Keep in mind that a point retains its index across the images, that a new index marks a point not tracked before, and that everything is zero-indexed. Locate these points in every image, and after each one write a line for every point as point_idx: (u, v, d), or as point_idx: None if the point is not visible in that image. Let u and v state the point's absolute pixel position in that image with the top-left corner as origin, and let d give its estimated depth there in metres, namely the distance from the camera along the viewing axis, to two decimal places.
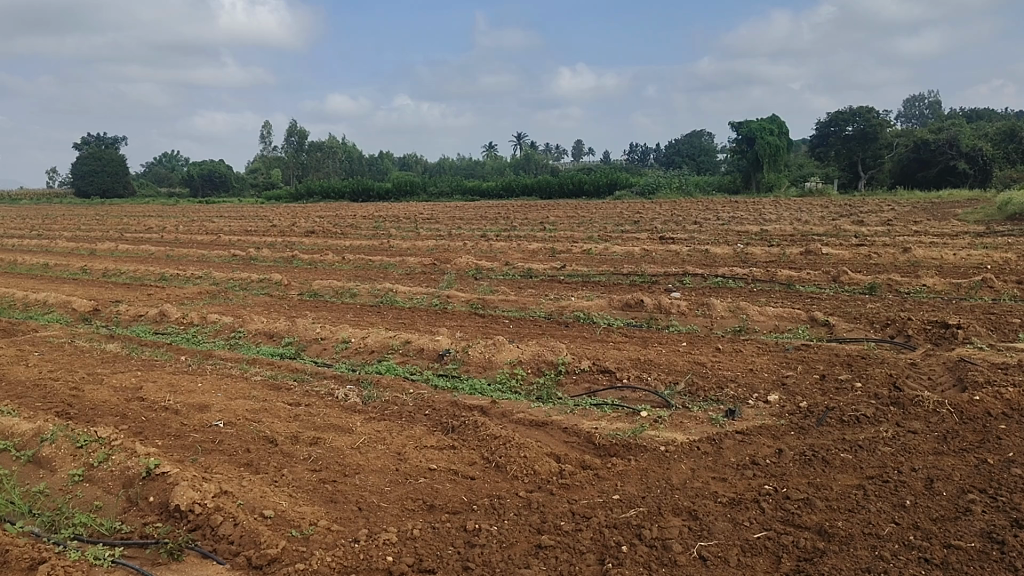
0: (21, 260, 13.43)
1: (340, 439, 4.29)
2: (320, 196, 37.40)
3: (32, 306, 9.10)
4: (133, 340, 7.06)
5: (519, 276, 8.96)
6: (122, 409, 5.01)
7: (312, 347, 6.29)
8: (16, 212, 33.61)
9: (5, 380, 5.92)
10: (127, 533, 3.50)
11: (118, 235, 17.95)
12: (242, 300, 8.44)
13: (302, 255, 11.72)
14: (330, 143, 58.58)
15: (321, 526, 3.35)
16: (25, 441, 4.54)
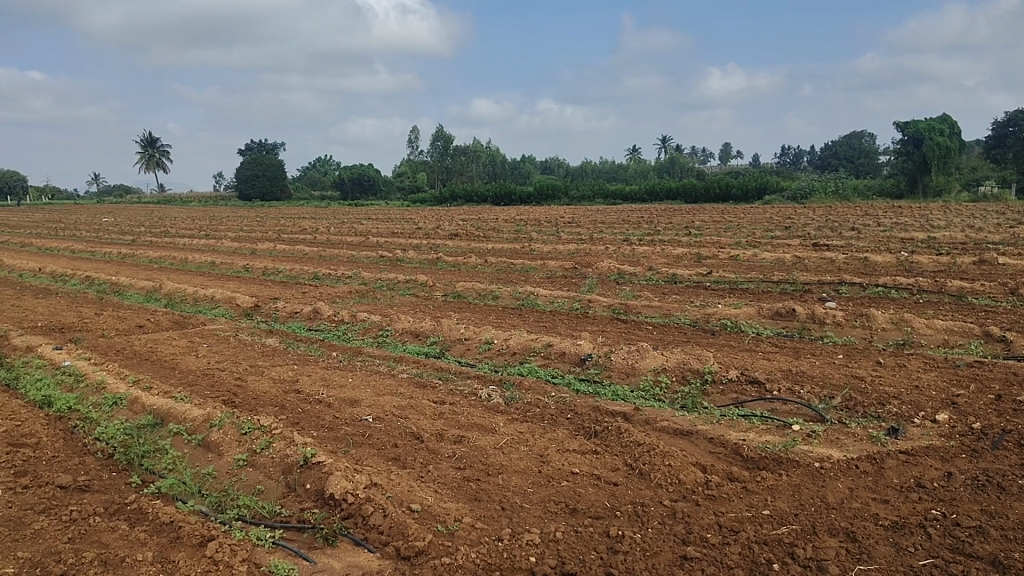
0: (192, 258, 14.52)
1: (485, 439, 4.38)
2: (464, 199, 38.27)
3: (201, 300, 9.82)
4: (289, 335, 7.50)
5: (662, 282, 8.85)
6: (280, 400, 5.33)
7: (457, 347, 6.45)
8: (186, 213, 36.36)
9: (177, 369, 6.44)
10: (286, 516, 3.71)
11: (276, 236, 19.04)
12: (390, 300, 8.77)
13: (447, 257, 12.07)
14: (474, 147, 59.94)
15: (466, 523, 3.43)
16: (196, 426, 4.93)
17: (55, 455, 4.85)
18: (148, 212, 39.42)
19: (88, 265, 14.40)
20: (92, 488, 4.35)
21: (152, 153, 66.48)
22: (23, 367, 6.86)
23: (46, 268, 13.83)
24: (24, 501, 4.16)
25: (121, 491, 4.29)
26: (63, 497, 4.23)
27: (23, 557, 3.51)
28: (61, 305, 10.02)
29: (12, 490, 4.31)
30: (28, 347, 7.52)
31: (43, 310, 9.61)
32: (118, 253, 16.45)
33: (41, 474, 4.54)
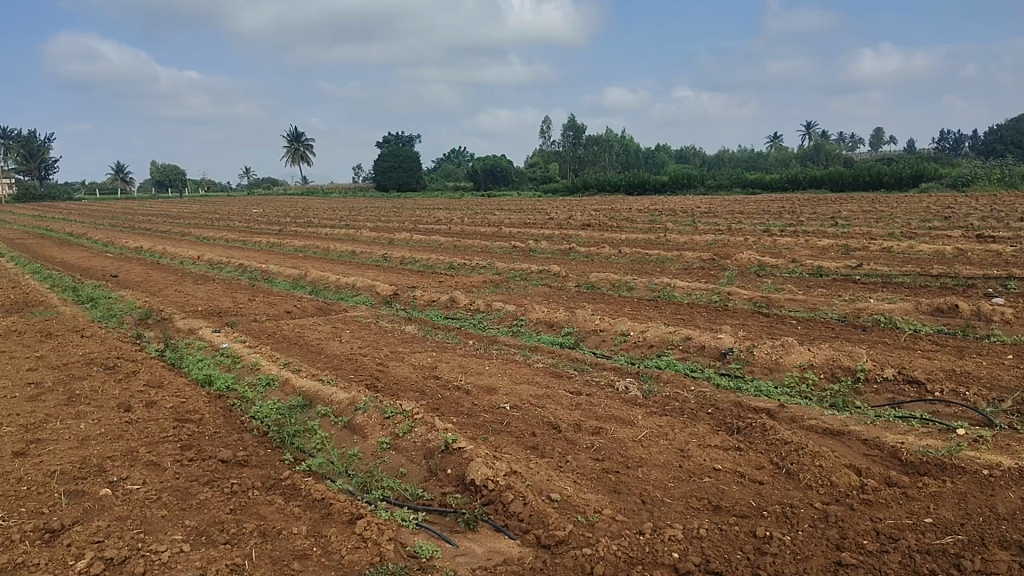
0: (334, 247, 15.18)
1: (623, 431, 4.37)
2: (596, 189, 38.08)
3: (344, 288, 10.26)
4: (427, 323, 7.73)
5: (807, 275, 8.50)
6: (420, 386, 5.50)
7: (592, 338, 6.45)
8: (329, 204, 38.00)
9: (323, 354, 6.76)
10: (429, 499, 3.84)
11: (412, 226, 19.60)
12: (524, 290, 8.87)
13: (580, 248, 12.06)
14: (606, 135, 59.46)
15: (606, 515, 3.43)
16: (342, 408, 5.18)
17: (215, 431, 5.22)
18: (293, 203, 41.45)
19: (240, 254, 15.33)
20: (249, 463, 4.65)
21: (297, 147, 69.87)
22: (186, 348, 7.40)
23: (203, 256, 14.82)
24: (189, 473, 4.50)
25: (275, 467, 4.56)
26: (223, 470, 4.55)
27: (191, 525, 3.81)
28: (217, 290, 10.73)
29: (179, 462, 4.68)
30: (190, 329, 8.11)
31: (202, 295, 10.32)
32: (267, 242, 17.41)
33: (204, 448, 4.89)
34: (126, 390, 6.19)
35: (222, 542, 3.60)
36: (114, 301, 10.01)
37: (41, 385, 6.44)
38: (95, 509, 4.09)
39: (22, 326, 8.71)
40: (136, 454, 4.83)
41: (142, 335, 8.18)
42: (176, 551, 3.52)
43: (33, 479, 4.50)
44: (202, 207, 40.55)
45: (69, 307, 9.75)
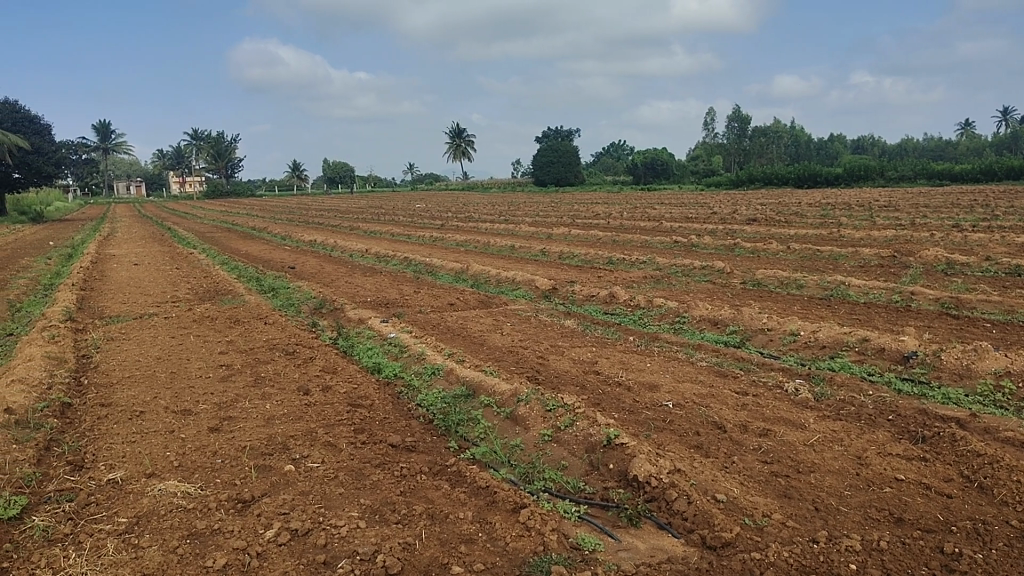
0: (495, 241, 15.52)
1: (793, 434, 4.21)
2: (762, 182, 36.76)
3: (504, 282, 10.47)
4: (586, 318, 7.76)
5: (1003, 275, 7.81)
6: (581, 380, 5.54)
7: (759, 337, 6.25)
8: (489, 199, 38.84)
9: (485, 345, 6.94)
10: (591, 493, 3.88)
11: (571, 221, 19.69)
12: (686, 286, 8.72)
13: (745, 243, 11.70)
14: (775, 127, 57.20)
15: (776, 519, 3.33)
16: (505, 399, 5.31)
17: (386, 416, 5.49)
18: (455, 199, 42.72)
19: (406, 248, 16.00)
20: (417, 448, 4.86)
21: (459, 143, 71.99)
22: (357, 337, 7.82)
23: (372, 249, 15.60)
24: (363, 455, 4.77)
25: (442, 453, 4.75)
26: (393, 453, 4.79)
27: (365, 504, 4.04)
28: (385, 282, 11.26)
29: (354, 444, 4.96)
30: (360, 318, 8.57)
31: (371, 287, 10.86)
32: (431, 237, 18.03)
33: (375, 432, 5.16)
34: (305, 375, 6.63)
35: (395, 522, 3.80)
36: (293, 291, 10.73)
37: (230, 367, 7.03)
38: (280, 483, 4.42)
39: (214, 313, 9.51)
40: (315, 435, 5.17)
41: (318, 324, 8.72)
42: (353, 527, 3.75)
43: (226, 453, 4.92)
44: (370, 203, 42.66)
45: (253, 296, 10.54)
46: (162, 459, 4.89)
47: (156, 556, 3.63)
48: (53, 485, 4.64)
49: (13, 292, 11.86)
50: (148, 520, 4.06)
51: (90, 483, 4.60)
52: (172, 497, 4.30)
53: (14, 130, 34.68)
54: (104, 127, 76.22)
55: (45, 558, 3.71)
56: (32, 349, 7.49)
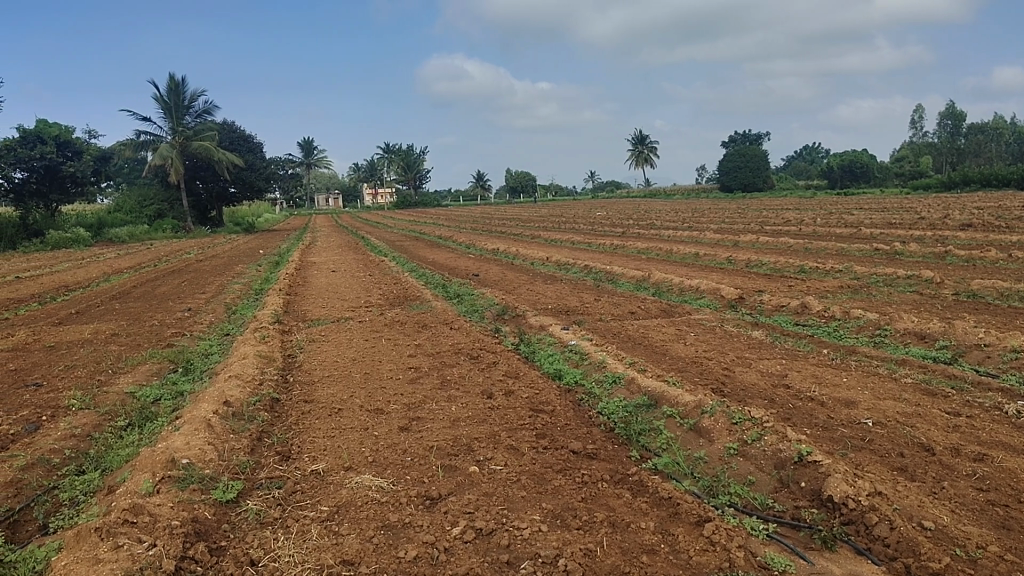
0: (677, 249, 15.29)
1: (1014, 461, 3.83)
2: (978, 184, 33.74)
3: (687, 290, 10.29)
4: (776, 329, 7.45)
5: None
6: (770, 394, 5.33)
7: (973, 354, 5.73)
8: (674, 206, 38.32)
9: (667, 355, 6.83)
10: (780, 511, 3.73)
11: (760, 228, 18.98)
12: (888, 297, 8.15)
13: (958, 251, 10.77)
14: (993, 125, 52.36)
15: (992, 552, 3.05)
16: (688, 411, 5.20)
17: (567, 422, 5.54)
18: (638, 206, 42.51)
19: (586, 255, 16.09)
20: (598, 455, 4.87)
21: (642, 150, 71.72)
22: (538, 344, 7.95)
23: (553, 257, 15.82)
24: (544, 459, 4.84)
25: (623, 462, 4.73)
26: (575, 460, 4.82)
27: (547, 508, 4.10)
28: (566, 290, 11.38)
29: (536, 448, 5.05)
30: (542, 325, 8.71)
31: (552, 294, 11.01)
32: (612, 245, 18.04)
33: (557, 438, 5.22)
34: (488, 379, 6.83)
35: (576, 527, 3.83)
36: (476, 298, 11.08)
37: (419, 369, 7.36)
38: (466, 483, 4.57)
39: (403, 318, 10.01)
40: (499, 438, 5.31)
41: (500, 330, 8.96)
42: (535, 530, 3.82)
43: (415, 451, 5.16)
44: (553, 211, 43.40)
45: (440, 302, 10.99)
46: (358, 454, 5.22)
47: (354, 544, 3.88)
48: (264, 473, 5.08)
49: (230, 296, 13.09)
50: (346, 510, 4.34)
51: (295, 473, 4.98)
52: (368, 490, 4.57)
53: (233, 148, 38.31)
54: (307, 144, 82.54)
55: (258, 540, 4.07)
56: (246, 348, 8.24)
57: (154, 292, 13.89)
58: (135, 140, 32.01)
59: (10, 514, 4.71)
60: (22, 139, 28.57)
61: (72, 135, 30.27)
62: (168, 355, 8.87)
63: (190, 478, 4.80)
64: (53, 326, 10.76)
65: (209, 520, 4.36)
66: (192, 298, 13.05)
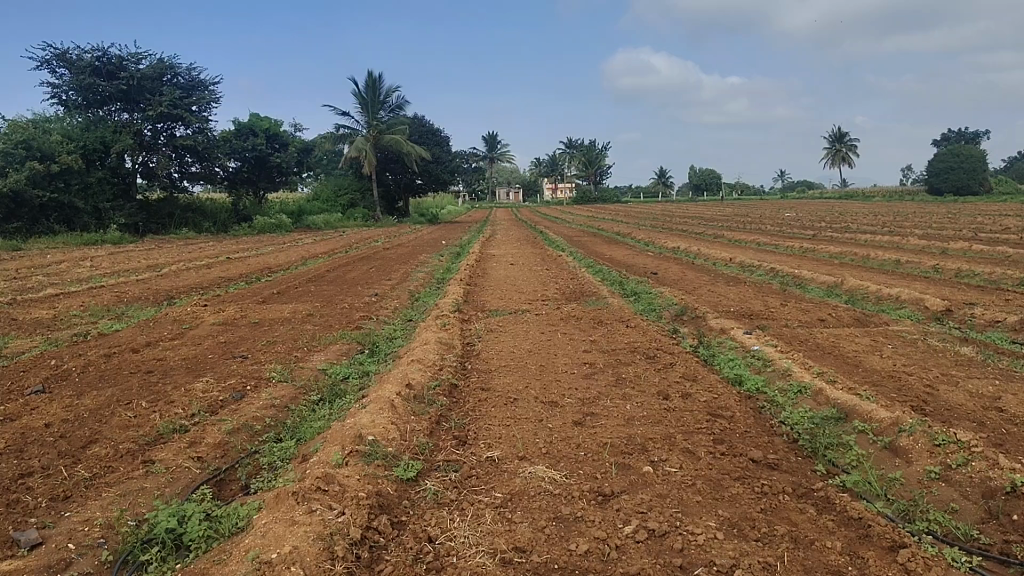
0: (876, 255, 14.37)
1: None
2: None
3: (885, 299, 9.65)
4: (987, 346, 6.84)
5: None
6: (979, 417, 4.90)
7: None
8: (875, 208, 36.03)
9: (861, 368, 6.44)
10: (985, 544, 3.46)
11: (972, 235, 17.44)
12: None
13: None
14: None
15: None
16: (883, 428, 4.89)
17: (747, 429, 5.36)
18: (832, 207, 40.31)
19: (772, 257, 15.49)
20: (780, 467, 4.67)
21: (839, 148, 68.02)
22: (718, 347, 7.75)
23: (737, 258, 15.33)
24: (721, 466, 4.72)
25: (807, 475, 4.52)
26: (754, 469, 4.66)
27: (724, 515, 3.99)
28: (751, 293, 11.00)
29: (713, 454, 4.92)
30: (723, 328, 8.47)
31: (735, 297, 10.68)
32: (802, 247, 17.23)
33: (735, 445, 5.06)
34: (665, 379, 6.73)
35: (754, 539, 3.70)
36: (655, 297, 10.95)
37: (594, 366, 7.38)
38: (639, 483, 4.54)
39: (579, 313, 10.07)
40: (674, 440, 5.22)
41: (679, 330, 8.81)
42: (710, 537, 3.73)
43: (589, 447, 5.18)
44: (739, 210, 42.13)
45: (617, 299, 10.97)
46: (532, 445, 5.30)
47: (527, 532, 3.95)
48: (442, 455, 5.28)
49: (414, 284, 13.71)
50: (519, 498, 4.43)
51: (471, 458, 5.14)
52: (541, 480, 4.64)
53: (421, 142, 40.04)
54: (491, 138, 84.87)
55: (437, 518, 4.25)
56: (429, 335, 8.60)
57: (345, 277, 14.80)
58: (334, 133, 34.23)
59: (217, 473, 5.19)
60: (238, 131, 31.34)
61: (280, 128, 32.81)
62: (357, 337, 9.43)
63: (375, 454, 5.08)
64: (258, 304, 11.73)
65: (391, 494, 4.60)
66: (380, 284, 13.79)
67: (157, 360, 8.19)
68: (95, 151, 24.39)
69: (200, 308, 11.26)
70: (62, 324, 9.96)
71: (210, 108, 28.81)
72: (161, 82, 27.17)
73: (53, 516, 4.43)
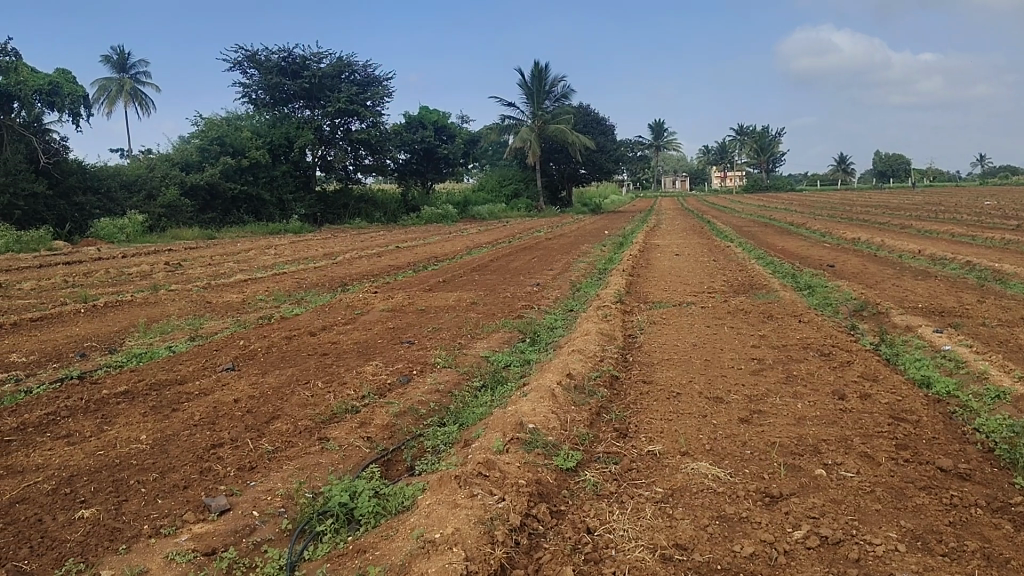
0: None
1: None
2: None
3: None
4: None
5: None
6: None
7: None
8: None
9: None
10: None
11: None
12: None
13: None
14: None
15: None
16: None
17: (935, 436, 4.93)
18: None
19: (968, 250, 14.21)
20: (973, 478, 4.26)
21: None
22: (902, 346, 7.20)
23: (926, 251, 14.19)
24: (905, 473, 4.36)
25: (1005, 489, 4.09)
26: (943, 479, 4.27)
27: (906, 526, 3.68)
28: (942, 288, 10.14)
29: (895, 460, 4.56)
30: (908, 326, 7.86)
31: (923, 292, 9.89)
32: (1002, 239, 15.70)
33: (921, 452, 4.67)
34: (841, 379, 6.33)
35: (942, 554, 3.39)
36: (831, 291, 10.34)
37: (763, 361, 7.06)
38: (810, 486, 4.28)
39: (748, 306, 9.67)
40: (850, 443, 4.89)
41: (857, 327, 8.26)
42: (890, 548, 3.46)
43: (756, 445, 4.95)
44: (929, 198, 39.05)
45: (789, 292, 10.45)
46: (696, 440, 5.13)
47: (688, 530, 3.82)
48: (602, 447, 5.21)
49: (576, 274, 13.70)
50: (681, 494, 4.30)
51: (632, 452, 5.04)
52: (705, 477, 4.48)
53: (586, 131, 39.99)
54: (657, 126, 83.52)
55: (595, 510, 4.19)
56: (590, 325, 8.55)
57: (509, 267, 15.03)
58: (500, 124, 34.86)
59: (385, 453, 5.40)
60: (408, 124, 32.60)
61: (448, 120, 33.82)
62: (518, 326, 9.53)
63: (535, 442, 5.09)
64: (425, 292, 12.12)
65: (551, 483, 4.59)
66: (542, 274, 13.88)
67: (332, 344, 8.65)
68: (280, 146, 26.15)
69: (372, 295, 11.79)
70: (250, 307, 10.73)
71: (383, 103, 30.11)
72: (339, 80, 28.69)
73: (239, 485, 4.76)
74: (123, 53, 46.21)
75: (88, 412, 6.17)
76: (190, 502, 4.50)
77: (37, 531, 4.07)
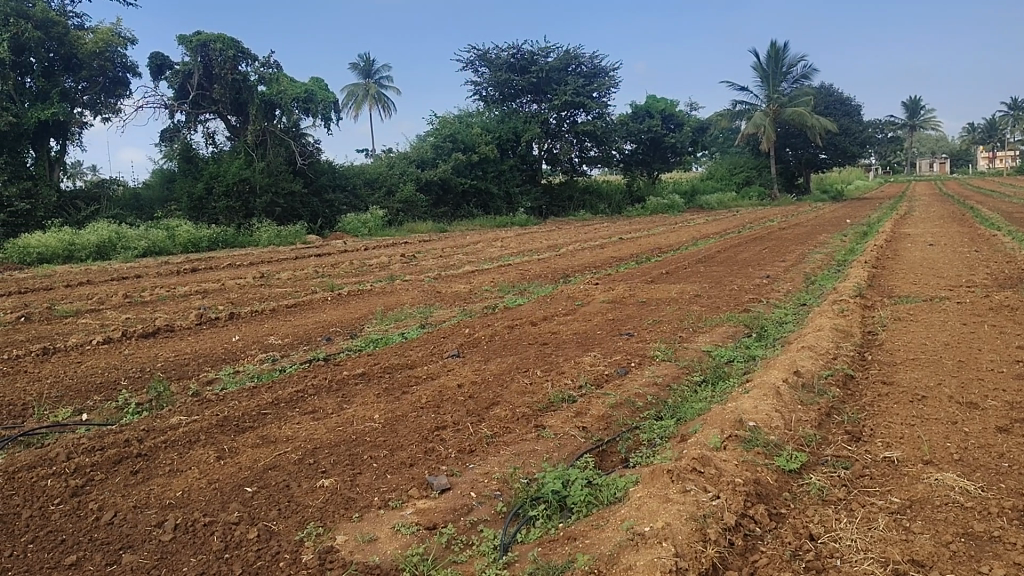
0: None
1: None
2: None
3: None
4: None
5: None
6: None
7: None
8: None
9: None
10: None
11: None
12: None
13: None
14: None
15: None
16: None
17: None
18: None
19: None
20: None
21: None
22: None
23: None
24: None
25: None
26: None
27: None
28: None
29: None
30: None
31: None
32: None
33: None
34: None
35: None
36: None
37: None
38: None
39: (1015, 303, 8.52)
40: None
41: None
42: None
43: (1017, 458, 4.32)
44: None
45: None
46: (942, 448, 4.57)
47: (927, 545, 3.40)
48: (831, 449, 4.80)
49: (811, 265, 12.85)
50: (922, 506, 3.84)
51: (865, 457, 4.60)
52: (950, 490, 3.97)
53: (827, 114, 37.47)
54: (911, 105, 76.40)
55: (819, 516, 3.86)
56: (823, 321, 7.96)
57: (737, 258, 14.41)
58: (731, 109, 33.63)
59: (600, 444, 5.34)
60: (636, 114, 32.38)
61: (676, 109, 33.15)
62: (744, 320, 9.09)
63: (756, 441, 4.80)
64: (646, 284, 11.95)
65: (771, 484, 4.28)
66: (773, 266, 13.15)
67: (552, 334, 8.76)
68: (509, 140, 27.04)
69: (593, 286, 11.81)
70: (476, 297, 11.17)
71: (609, 92, 30.15)
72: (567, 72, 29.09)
73: (459, 466, 4.93)
74: (371, 61, 50.07)
75: (331, 391, 6.71)
76: (414, 479, 4.72)
77: (285, 496, 4.46)
